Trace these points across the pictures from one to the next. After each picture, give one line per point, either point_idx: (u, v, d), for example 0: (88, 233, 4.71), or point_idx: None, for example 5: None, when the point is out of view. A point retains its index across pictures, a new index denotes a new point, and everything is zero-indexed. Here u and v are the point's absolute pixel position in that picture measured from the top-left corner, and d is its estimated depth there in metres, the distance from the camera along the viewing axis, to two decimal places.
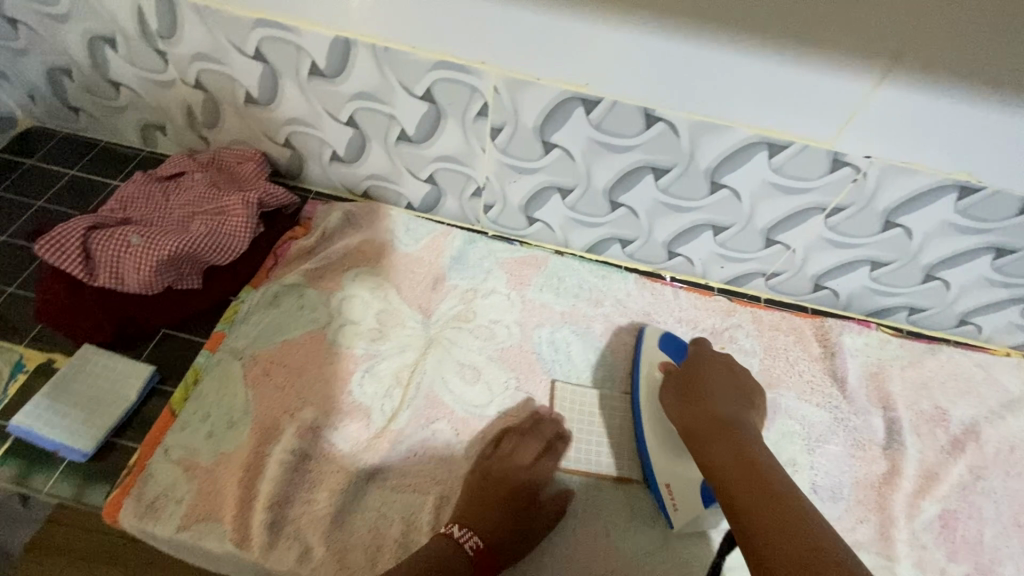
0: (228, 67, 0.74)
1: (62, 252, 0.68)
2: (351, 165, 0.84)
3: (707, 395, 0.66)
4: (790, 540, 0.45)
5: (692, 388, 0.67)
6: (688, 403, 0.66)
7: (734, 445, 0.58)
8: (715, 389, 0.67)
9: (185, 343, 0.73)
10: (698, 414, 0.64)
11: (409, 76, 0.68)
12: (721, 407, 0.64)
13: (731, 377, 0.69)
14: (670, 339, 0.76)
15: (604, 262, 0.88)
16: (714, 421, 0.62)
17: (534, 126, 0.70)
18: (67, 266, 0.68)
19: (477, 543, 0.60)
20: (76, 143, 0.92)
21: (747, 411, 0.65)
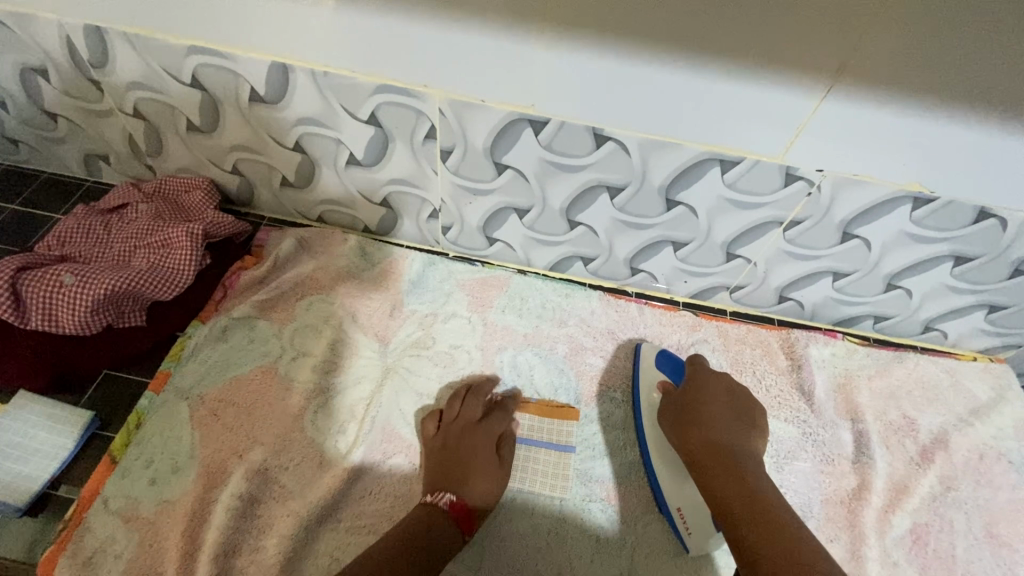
0: (166, 95, 0.72)
1: None
2: (302, 190, 0.82)
3: (708, 421, 0.65)
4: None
5: (691, 412, 0.67)
6: (685, 429, 0.66)
7: (738, 479, 0.58)
8: (716, 412, 0.66)
9: (128, 385, 0.70)
10: (696, 442, 0.63)
11: (352, 101, 0.66)
12: (720, 434, 0.64)
13: (728, 395, 0.69)
14: (668, 357, 0.75)
15: (568, 280, 0.87)
16: (715, 450, 0.62)
17: (484, 148, 0.69)
18: None
19: (451, 498, 0.62)
20: (16, 175, 0.89)
21: (750, 434, 0.65)
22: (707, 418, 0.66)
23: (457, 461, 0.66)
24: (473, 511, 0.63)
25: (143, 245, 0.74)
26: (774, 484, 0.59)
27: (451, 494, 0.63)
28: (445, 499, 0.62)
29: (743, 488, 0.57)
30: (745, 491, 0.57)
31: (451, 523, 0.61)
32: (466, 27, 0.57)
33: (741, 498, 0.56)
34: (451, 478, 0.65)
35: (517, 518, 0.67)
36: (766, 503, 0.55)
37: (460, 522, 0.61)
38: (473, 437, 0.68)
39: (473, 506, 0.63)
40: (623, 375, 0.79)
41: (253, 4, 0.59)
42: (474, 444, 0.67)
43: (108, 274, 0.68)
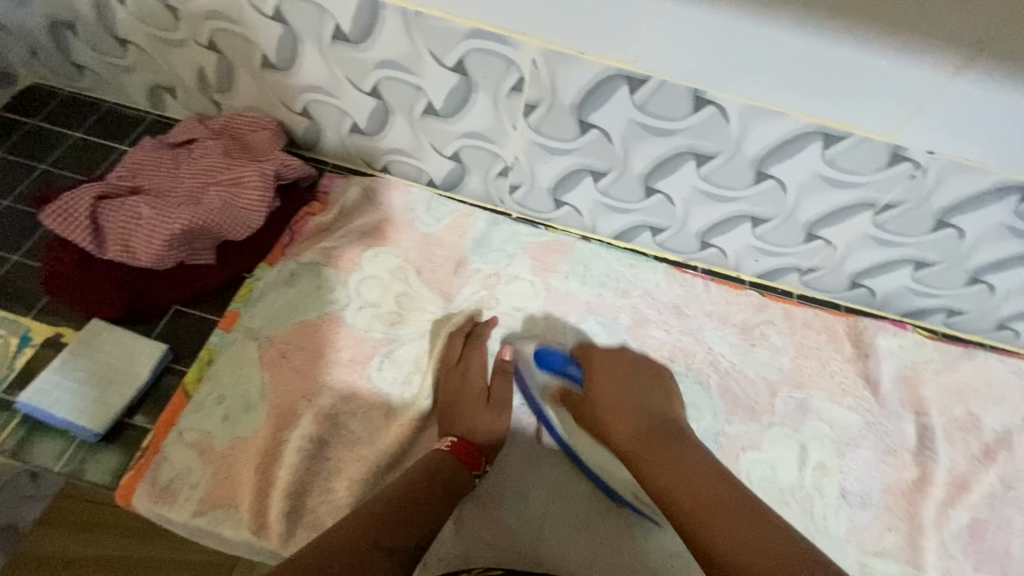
0: (245, 28, 0.69)
1: (71, 223, 0.66)
2: (371, 137, 0.80)
3: (628, 412, 0.64)
4: (692, 496, 0.54)
5: (598, 390, 0.66)
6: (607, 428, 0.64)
7: (669, 457, 0.58)
8: (632, 401, 0.65)
9: (198, 322, 0.70)
10: (592, 405, 0.66)
11: (440, 45, 0.64)
12: (642, 424, 0.62)
13: (627, 372, 0.68)
14: (548, 355, 0.70)
15: (633, 251, 0.84)
16: (640, 440, 0.61)
17: (572, 105, 0.66)
18: (76, 237, 0.66)
19: (452, 440, 0.63)
20: (80, 103, 0.87)
21: (664, 400, 0.66)
22: (620, 407, 0.64)
23: (452, 402, 0.67)
24: (476, 448, 0.63)
25: (215, 182, 0.73)
26: (673, 417, 0.63)
27: (452, 437, 0.63)
28: (446, 442, 0.63)
29: (676, 468, 0.57)
30: (684, 475, 0.56)
31: (455, 463, 0.61)
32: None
33: (673, 481, 0.56)
34: (455, 424, 0.65)
35: (577, 481, 0.66)
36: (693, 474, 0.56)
37: (465, 460, 0.62)
38: (462, 378, 0.68)
39: (476, 444, 0.64)
40: (685, 349, 0.77)
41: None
42: (464, 385, 0.68)
43: (182, 210, 0.68)
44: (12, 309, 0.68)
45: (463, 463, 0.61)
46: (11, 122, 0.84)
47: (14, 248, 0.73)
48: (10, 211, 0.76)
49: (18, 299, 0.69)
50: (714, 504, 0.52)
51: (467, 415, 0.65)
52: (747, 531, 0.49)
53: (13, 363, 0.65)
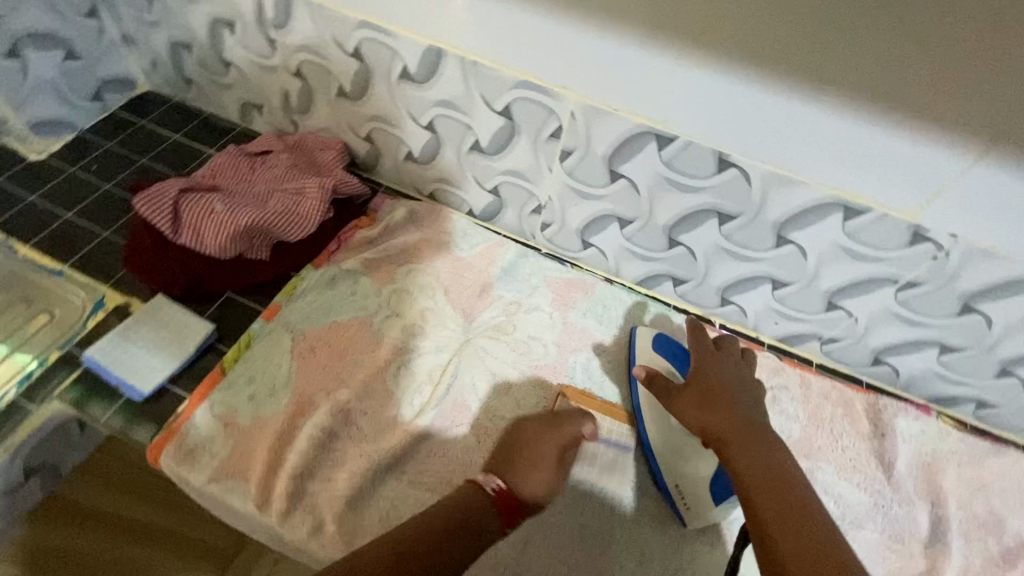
0: (327, 61, 0.80)
1: (155, 209, 0.75)
2: (422, 165, 0.88)
3: (728, 400, 0.64)
4: (770, 491, 0.54)
5: (703, 377, 0.67)
6: (700, 408, 0.64)
7: (755, 451, 0.58)
8: (728, 390, 0.66)
9: (246, 309, 0.79)
10: (692, 386, 0.67)
11: (491, 91, 0.71)
12: (736, 411, 0.63)
13: (726, 367, 0.69)
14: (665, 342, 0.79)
15: (654, 298, 0.87)
16: (733, 427, 0.61)
17: (604, 155, 0.71)
18: (158, 221, 0.76)
19: (499, 485, 0.62)
20: (182, 111, 1.01)
21: (754, 401, 0.66)
22: (727, 397, 0.64)
23: (516, 449, 0.66)
24: (520, 503, 0.62)
25: (283, 188, 0.83)
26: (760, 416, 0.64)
27: (500, 481, 0.62)
28: (493, 484, 0.62)
29: (760, 461, 0.57)
30: (766, 469, 0.56)
31: (492, 510, 0.60)
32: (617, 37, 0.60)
33: (760, 469, 0.56)
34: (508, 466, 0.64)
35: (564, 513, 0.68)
36: (777, 471, 0.56)
37: (502, 510, 0.61)
38: (542, 433, 0.67)
39: (522, 499, 0.62)
40: None
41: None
42: (544, 442, 0.66)
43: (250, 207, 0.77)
44: (94, 277, 0.79)
45: (501, 515, 0.60)
46: (125, 120, 0.99)
47: (106, 225, 0.84)
48: (109, 194, 0.88)
49: (101, 269, 0.80)
50: (793, 500, 0.53)
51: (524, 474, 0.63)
52: (822, 533, 0.50)
53: (85, 322, 0.75)
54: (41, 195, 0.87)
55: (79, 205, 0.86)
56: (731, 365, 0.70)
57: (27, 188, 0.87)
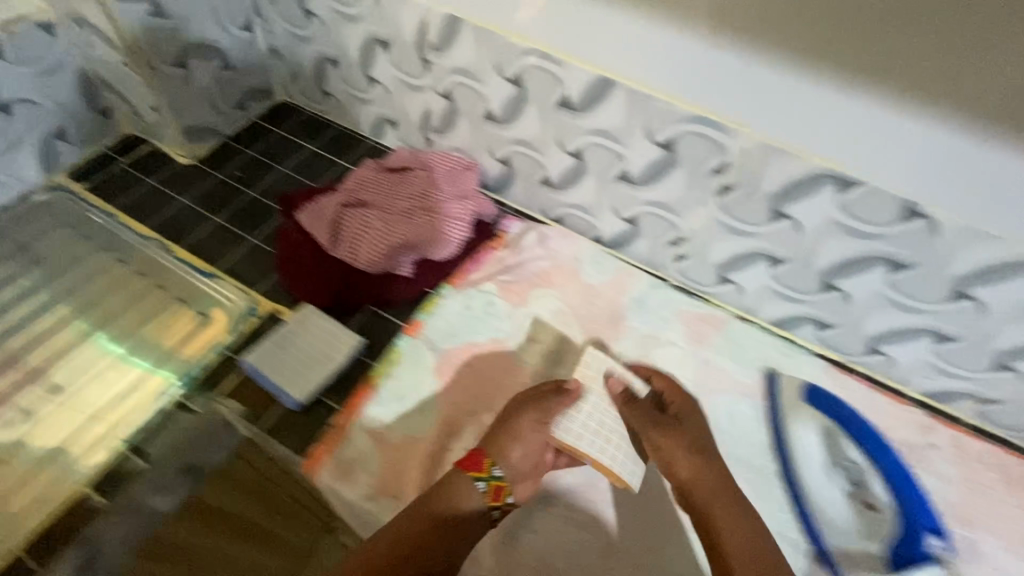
0: (482, 85, 0.80)
1: (319, 226, 0.83)
2: (557, 190, 0.88)
3: (700, 457, 0.66)
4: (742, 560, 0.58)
5: (666, 425, 0.68)
6: (674, 463, 0.66)
7: (735, 519, 0.61)
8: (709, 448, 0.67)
9: (387, 323, 0.80)
10: (671, 440, 0.67)
11: (658, 123, 0.70)
12: (714, 474, 0.65)
13: (688, 410, 0.71)
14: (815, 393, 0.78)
15: (790, 340, 0.84)
16: (712, 489, 0.64)
17: (771, 194, 0.69)
18: (319, 236, 0.82)
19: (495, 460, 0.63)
20: (315, 122, 1.04)
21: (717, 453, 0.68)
22: (702, 454, 0.66)
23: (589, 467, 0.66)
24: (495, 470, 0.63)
25: (429, 207, 0.85)
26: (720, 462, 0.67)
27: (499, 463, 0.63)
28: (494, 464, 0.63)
29: (738, 530, 0.60)
30: (753, 550, 0.58)
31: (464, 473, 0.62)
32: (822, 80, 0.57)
33: (752, 550, 0.58)
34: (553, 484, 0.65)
35: None
36: (756, 555, 0.58)
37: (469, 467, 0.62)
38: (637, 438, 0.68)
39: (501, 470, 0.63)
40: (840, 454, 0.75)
41: (614, 17, 0.64)
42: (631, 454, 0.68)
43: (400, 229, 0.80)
44: (245, 282, 0.82)
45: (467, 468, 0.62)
46: (263, 129, 1.02)
47: (251, 229, 0.87)
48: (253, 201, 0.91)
49: (251, 275, 0.83)
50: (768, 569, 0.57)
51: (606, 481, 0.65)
52: None
53: (242, 327, 0.78)
54: (191, 198, 0.90)
55: (226, 208, 0.90)
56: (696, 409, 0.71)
57: (179, 189, 0.91)
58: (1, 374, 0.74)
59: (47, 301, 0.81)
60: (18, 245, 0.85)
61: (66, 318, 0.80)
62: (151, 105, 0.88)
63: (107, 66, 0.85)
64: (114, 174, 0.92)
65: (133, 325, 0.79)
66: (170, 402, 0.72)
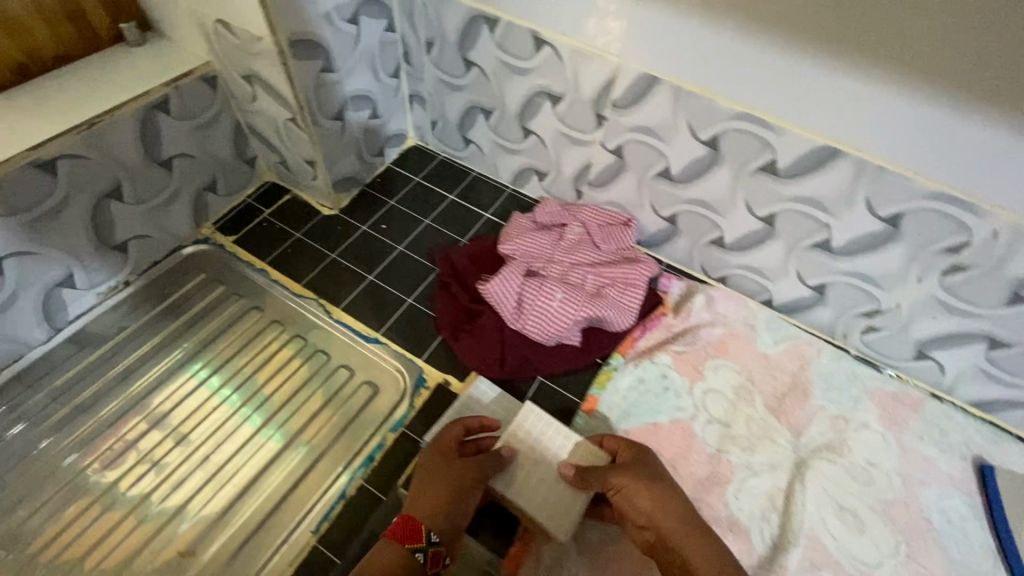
0: (665, 144, 0.75)
1: (498, 299, 0.77)
2: (729, 252, 0.83)
3: (655, 496, 0.59)
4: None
5: (625, 486, 0.60)
6: (625, 504, 0.60)
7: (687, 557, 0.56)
8: (649, 496, 0.59)
9: (561, 398, 0.75)
10: (637, 497, 0.59)
11: (886, 197, 0.64)
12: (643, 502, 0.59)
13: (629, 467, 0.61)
14: None
15: (989, 422, 0.78)
16: (678, 529, 0.57)
17: (1017, 278, 0.62)
18: (501, 310, 0.77)
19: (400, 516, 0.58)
20: (451, 168, 1.01)
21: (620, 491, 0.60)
22: (667, 497, 0.59)
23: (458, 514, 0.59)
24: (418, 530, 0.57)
25: (606, 281, 0.80)
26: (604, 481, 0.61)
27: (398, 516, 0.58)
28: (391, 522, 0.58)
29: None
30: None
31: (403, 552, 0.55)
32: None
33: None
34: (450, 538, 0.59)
35: None
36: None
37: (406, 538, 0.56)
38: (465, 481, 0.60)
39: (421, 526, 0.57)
40: None
41: (866, 89, 0.58)
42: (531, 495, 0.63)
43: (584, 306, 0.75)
44: (410, 349, 0.78)
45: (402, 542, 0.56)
46: (400, 176, 0.99)
47: (409, 290, 0.84)
48: (404, 257, 0.88)
49: (415, 342, 0.79)
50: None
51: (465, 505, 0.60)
52: None
53: (414, 401, 0.74)
54: (342, 254, 0.88)
55: (379, 266, 0.87)
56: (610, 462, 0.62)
57: (328, 244, 0.89)
58: (168, 452, 0.71)
59: (206, 368, 0.77)
60: (168, 309, 0.82)
61: (222, 394, 0.75)
62: (305, 159, 0.85)
63: (265, 119, 0.82)
64: (261, 227, 0.90)
65: (295, 402, 0.75)
66: (352, 485, 0.68)
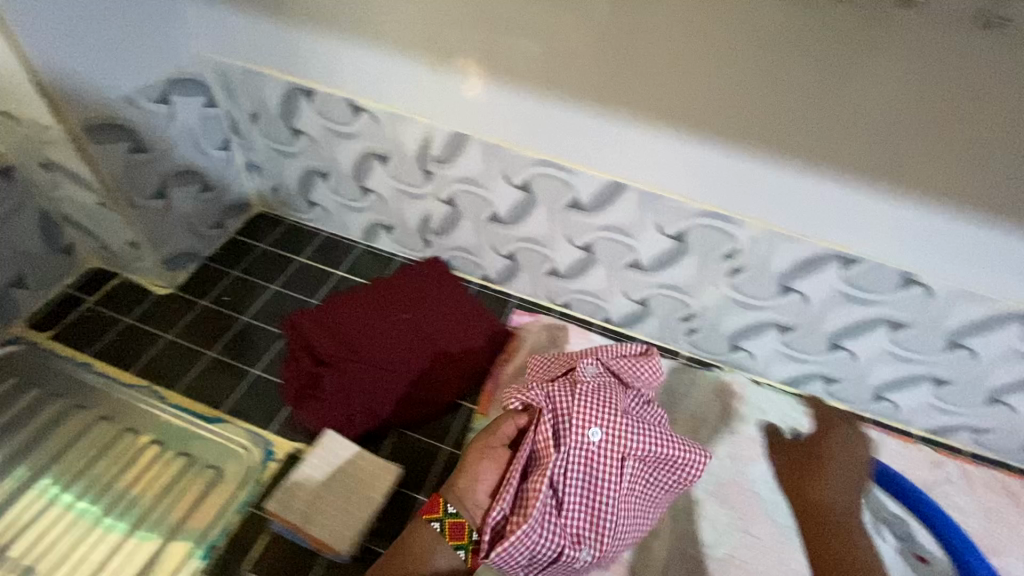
0: (487, 191, 0.82)
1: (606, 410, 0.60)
2: (565, 280, 0.90)
3: (827, 468, 0.66)
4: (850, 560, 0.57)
5: (810, 468, 0.67)
6: (807, 485, 0.65)
7: (838, 532, 0.60)
8: (834, 482, 0.64)
9: (418, 445, 0.76)
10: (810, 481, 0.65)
11: (668, 219, 0.74)
12: (817, 491, 0.64)
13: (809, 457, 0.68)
14: None
15: (802, 397, 0.89)
16: (804, 504, 0.64)
17: (781, 272, 0.74)
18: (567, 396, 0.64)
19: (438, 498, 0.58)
20: (299, 231, 1.01)
21: (822, 492, 0.64)
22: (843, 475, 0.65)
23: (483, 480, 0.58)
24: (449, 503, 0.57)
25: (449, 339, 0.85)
26: (837, 484, 0.64)
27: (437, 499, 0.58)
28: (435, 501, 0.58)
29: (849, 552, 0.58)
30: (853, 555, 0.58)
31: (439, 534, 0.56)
32: (836, 179, 0.64)
33: (810, 513, 0.63)
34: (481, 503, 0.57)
35: None
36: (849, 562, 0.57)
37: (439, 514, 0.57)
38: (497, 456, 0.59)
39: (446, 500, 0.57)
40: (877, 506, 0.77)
41: (623, 130, 0.69)
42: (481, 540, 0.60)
43: (550, 507, 0.56)
44: (255, 422, 0.76)
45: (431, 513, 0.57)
46: (244, 245, 0.97)
47: (253, 360, 0.82)
48: (248, 327, 0.86)
49: (261, 413, 0.77)
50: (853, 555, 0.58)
51: (478, 474, 0.58)
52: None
53: (261, 476, 0.71)
54: (178, 335, 0.84)
55: (221, 341, 0.84)
56: (846, 456, 0.66)
57: (163, 325, 0.85)
58: None
59: (19, 482, 0.69)
60: None
61: (52, 493, 0.69)
62: (127, 241, 0.82)
63: (76, 206, 0.79)
64: (84, 317, 0.84)
65: (126, 503, 0.69)
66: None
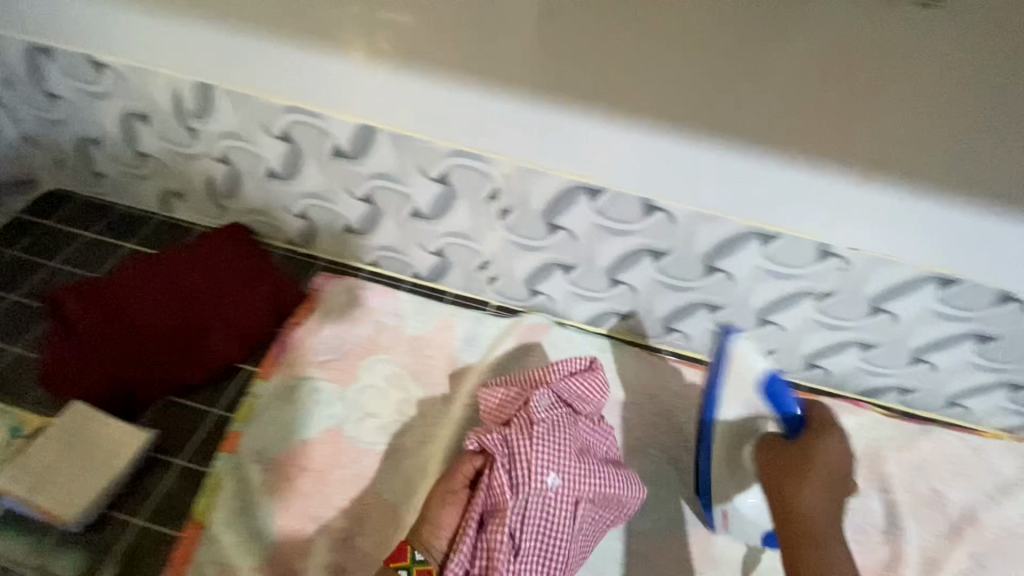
0: (254, 145, 0.78)
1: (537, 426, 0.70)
2: (362, 236, 0.87)
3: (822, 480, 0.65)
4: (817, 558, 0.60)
5: (793, 468, 0.66)
6: (792, 487, 0.65)
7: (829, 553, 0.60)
8: (821, 479, 0.65)
9: (187, 411, 0.76)
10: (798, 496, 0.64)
11: (426, 160, 0.73)
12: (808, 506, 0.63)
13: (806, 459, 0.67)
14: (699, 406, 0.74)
15: (604, 335, 0.90)
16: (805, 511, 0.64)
17: (542, 210, 0.75)
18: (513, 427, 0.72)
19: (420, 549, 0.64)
20: (92, 204, 0.95)
21: (802, 493, 0.64)
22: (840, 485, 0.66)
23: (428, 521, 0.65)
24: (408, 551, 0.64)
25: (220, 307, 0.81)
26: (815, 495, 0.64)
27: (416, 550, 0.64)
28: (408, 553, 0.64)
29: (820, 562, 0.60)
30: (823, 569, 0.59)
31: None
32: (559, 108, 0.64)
33: (821, 516, 0.63)
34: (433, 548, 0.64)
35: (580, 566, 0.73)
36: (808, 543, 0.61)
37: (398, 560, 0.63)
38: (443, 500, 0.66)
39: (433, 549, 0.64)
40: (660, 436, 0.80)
41: (349, 67, 0.67)
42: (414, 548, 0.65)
43: (509, 555, 0.62)
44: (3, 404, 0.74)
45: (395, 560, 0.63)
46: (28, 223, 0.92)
47: (13, 340, 0.80)
48: (16, 308, 0.83)
49: (13, 392, 0.76)
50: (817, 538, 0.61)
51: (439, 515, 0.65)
52: None
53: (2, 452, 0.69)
54: None
55: None
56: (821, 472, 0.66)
57: None
58: None
59: None
60: None
61: None
62: None
63: None
64: None
65: None
66: None
